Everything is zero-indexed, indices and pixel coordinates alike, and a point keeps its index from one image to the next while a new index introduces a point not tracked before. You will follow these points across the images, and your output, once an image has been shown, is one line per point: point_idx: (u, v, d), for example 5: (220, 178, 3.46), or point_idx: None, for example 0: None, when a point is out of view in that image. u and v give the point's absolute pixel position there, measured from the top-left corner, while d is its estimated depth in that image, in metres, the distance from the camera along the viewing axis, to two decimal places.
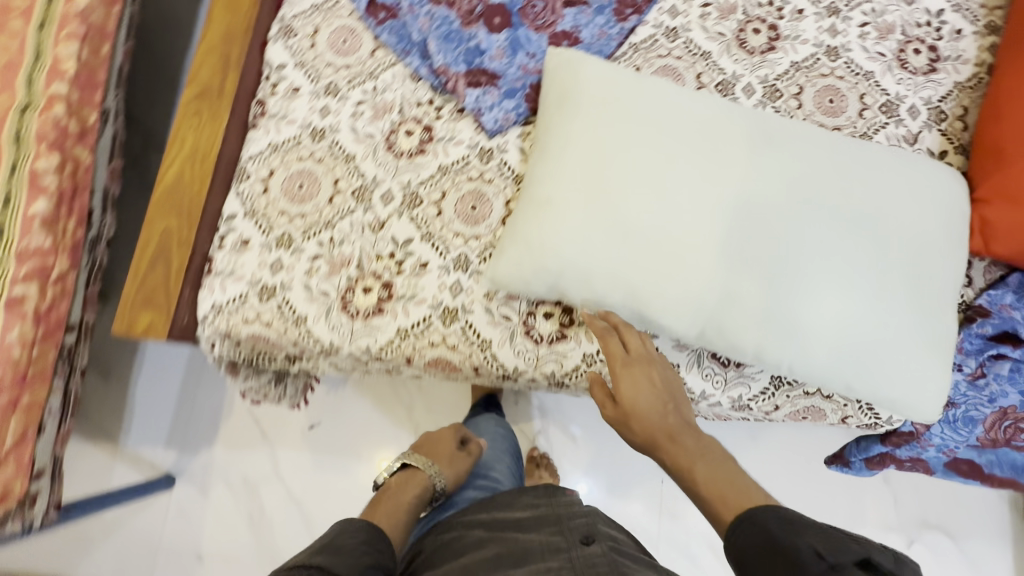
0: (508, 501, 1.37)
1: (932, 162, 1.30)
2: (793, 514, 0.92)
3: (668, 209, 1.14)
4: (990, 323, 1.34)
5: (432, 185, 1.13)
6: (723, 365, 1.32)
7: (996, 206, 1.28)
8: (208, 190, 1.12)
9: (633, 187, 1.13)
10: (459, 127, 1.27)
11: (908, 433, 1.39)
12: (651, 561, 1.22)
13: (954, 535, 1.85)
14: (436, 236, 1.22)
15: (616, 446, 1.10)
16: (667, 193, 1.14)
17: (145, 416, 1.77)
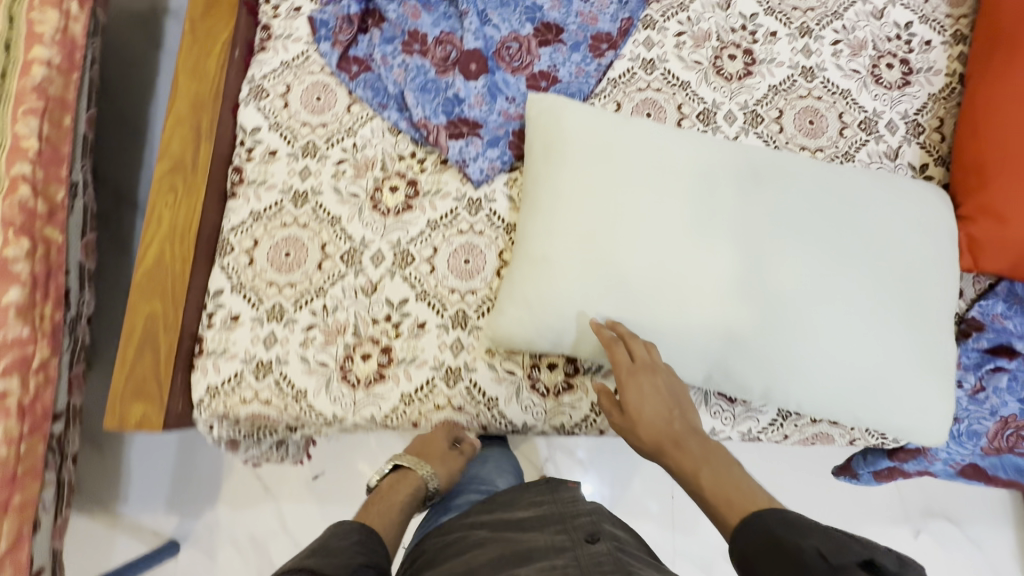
0: (494, 499, 0.96)
1: (915, 182, 0.92)
2: (794, 513, 0.65)
3: (638, 239, 0.83)
4: (983, 335, 0.91)
5: (264, 234, 0.96)
6: (730, 401, 0.91)
7: (984, 224, 0.87)
8: (56, 257, 1.04)
9: (566, 215, 0.84)
10: (284, 157, 0.99)
11: (913, 454, 0.95)
12: (656, 559, 0.84)
13: (960, 521, 1.52)
14: (262, 277, 0.94)
15: (445, 478, 0.98)
16: (602, 219, 0.84)
17: (135, 484, 1.39)
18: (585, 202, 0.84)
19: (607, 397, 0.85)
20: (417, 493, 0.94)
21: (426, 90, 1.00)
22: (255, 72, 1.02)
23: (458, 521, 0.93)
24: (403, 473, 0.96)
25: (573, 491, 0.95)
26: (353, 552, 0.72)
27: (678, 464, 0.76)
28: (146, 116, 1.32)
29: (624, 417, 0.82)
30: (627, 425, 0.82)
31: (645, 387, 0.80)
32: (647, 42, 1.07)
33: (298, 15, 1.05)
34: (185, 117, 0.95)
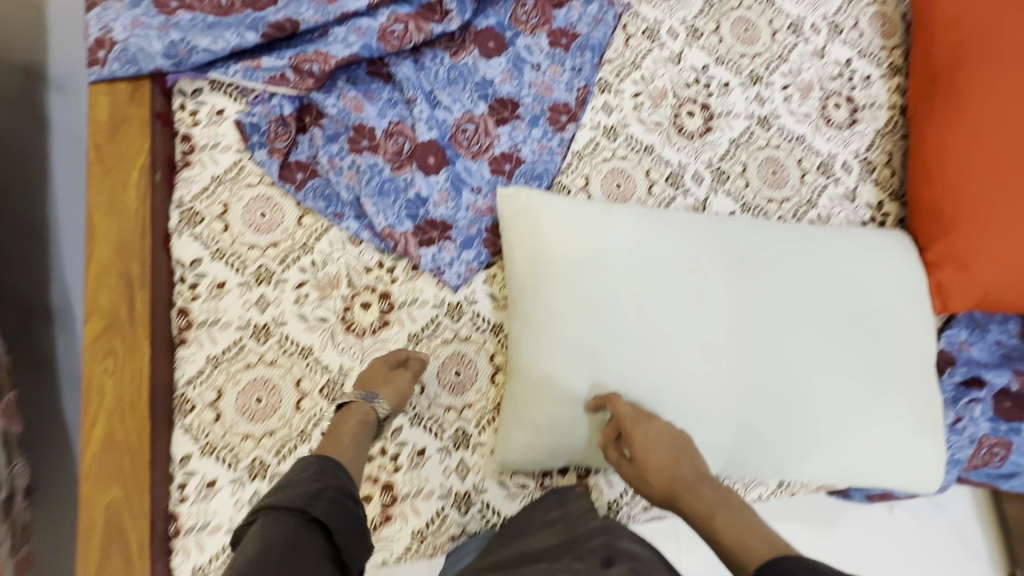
0: (507, 531, 0.82)
1: (881, 234, 0.97)
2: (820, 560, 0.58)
3: (640, 348, 0.82)
4: (956, 370, 0.97)
5: (227, 381, 0.86)
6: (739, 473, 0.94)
7: (948, 271, 0.93)
8: None
9: (564, 333, 0.82)
10: (235, 288, 0.89)
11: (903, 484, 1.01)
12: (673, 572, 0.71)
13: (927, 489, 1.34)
14: (235, 431, 0.85)
15: (396, 401, 0.83)
16: (602, 332, 0.82)
17: None
18: (582, 314, 0.82)
19: (615, 446, 0.81)
20: (367, 421, 0.80)
21: (384, 193, 0.92)
22: (183, 193, 0.90)
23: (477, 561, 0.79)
24: (349, 411, 0.80)
25: (587, 503, 0.82)
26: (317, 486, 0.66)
27: (693, 510, 0.72)
28: (48, 220, 1.09)
29: (634, 467, 0.78)
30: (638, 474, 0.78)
31: (651, 433, 0.77)
32: (606, 107, 1.03)
33: (222, 119, 0.93)
34: (111, 263, 0.81)
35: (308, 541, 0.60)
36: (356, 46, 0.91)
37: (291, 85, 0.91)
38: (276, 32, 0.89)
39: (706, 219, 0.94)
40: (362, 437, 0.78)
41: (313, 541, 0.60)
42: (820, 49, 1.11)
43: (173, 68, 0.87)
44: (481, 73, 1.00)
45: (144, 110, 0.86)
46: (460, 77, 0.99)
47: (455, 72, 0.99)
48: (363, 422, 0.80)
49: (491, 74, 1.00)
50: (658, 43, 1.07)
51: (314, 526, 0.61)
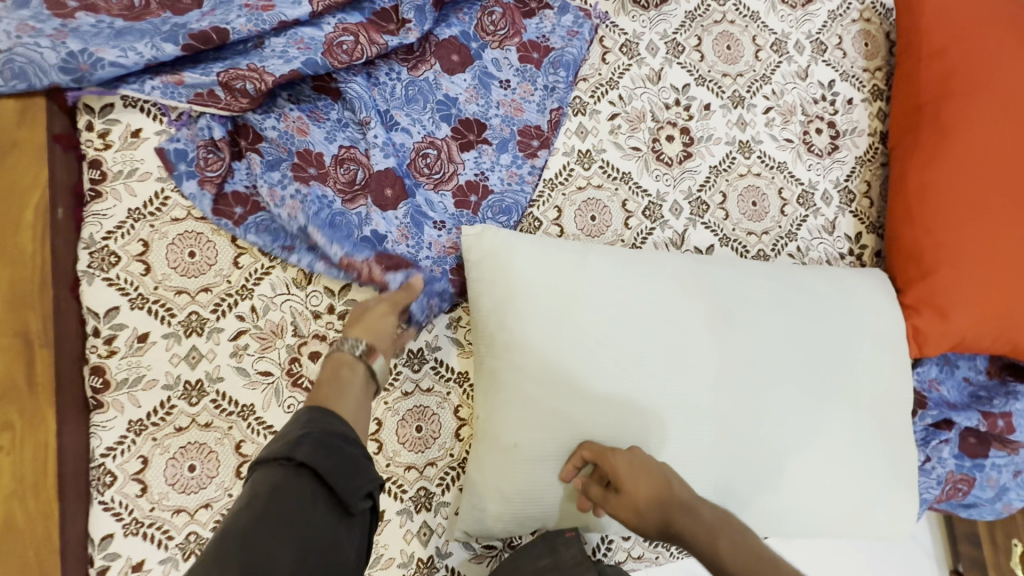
0: None
1: (858, 272, 0.94)
2: None
3: (617, 411, 0.76)
4: (928, 413, 0.96)
5: (154, 448, 0.76)
6: None
7: (927, 315, 0.90)
8: None
9: (534, 396, 0.75)
10: (161, 340, 0.78)
11: None
12: None
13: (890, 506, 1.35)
14: (164, 504, 0.75)
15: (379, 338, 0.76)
16: (575, 395, 0.76)
17: None
18: (557, 375, 0.75)
19: (594, 482, 0.76)
20: (352, 364, 0.73)
21: (335, 225, 0.81)
22: (93, 231, 0.78)
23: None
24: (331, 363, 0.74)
25: (579, 551, 0.77)
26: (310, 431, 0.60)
27: (689, 532, 0.68)
28: None
29: (620, 498, 0.73)
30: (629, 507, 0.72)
31: (634, 461, 0.73)
32: (580, 130, 0.95)
33: (139, 141, 0.81)
34: (3, 321, 0.69)
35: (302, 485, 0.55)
36: (297, 63, 0.79)
37: (221, 104, 0.80)
38: (200, 43, 0.77)
39: (686, 261, 0.87)
40: (351, 382, 0.71)
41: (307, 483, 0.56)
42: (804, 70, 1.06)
43: (74, 84, 0.75)
44: (444, 90, 0.90)
45: (38, 132, 0.74)
46: (418, 94, 0.88)
47: (414, 89, 0.88)
48: (344, 366, 0.73)
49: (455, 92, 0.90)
50: (637, 59, 0.99)
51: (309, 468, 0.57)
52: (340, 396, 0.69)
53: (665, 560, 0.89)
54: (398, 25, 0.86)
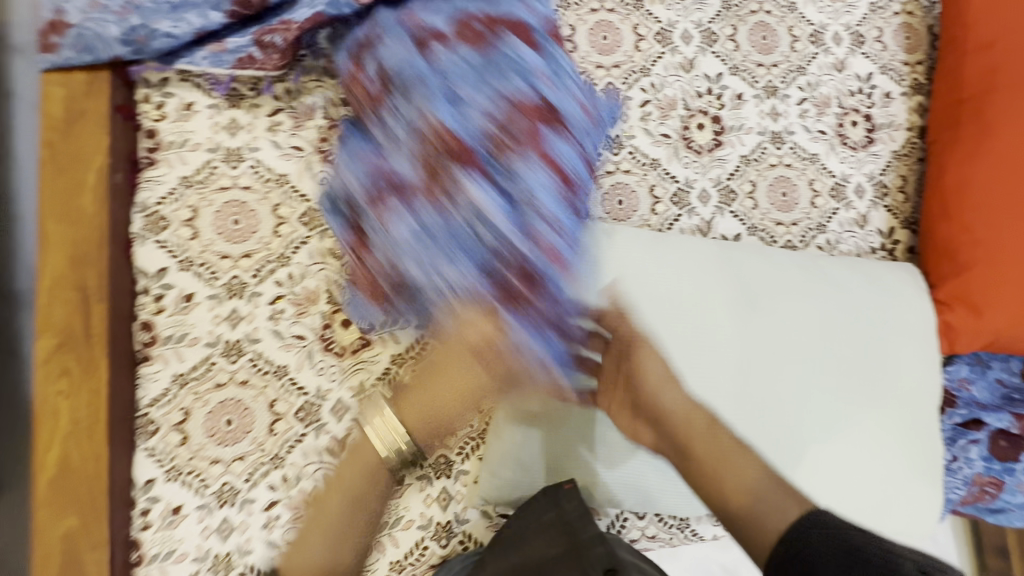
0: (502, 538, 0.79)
1: (884, 266, 0.93)
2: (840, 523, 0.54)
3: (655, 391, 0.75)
4: (955, 411, 0.95)
5: (195, 402, 0.80)
6: None
7: (959, 312, 0.89)
8: None
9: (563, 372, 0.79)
10: (205, 301, 0.82)
11: None
12: None
13: None
14: (203, 454, 0.80)
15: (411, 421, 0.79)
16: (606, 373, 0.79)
17: None
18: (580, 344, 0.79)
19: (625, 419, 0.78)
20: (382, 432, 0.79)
21: (456, 251, 0.77)
22: (148, 196, 0.83)
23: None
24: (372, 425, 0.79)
25: (581, 503, 0.75)
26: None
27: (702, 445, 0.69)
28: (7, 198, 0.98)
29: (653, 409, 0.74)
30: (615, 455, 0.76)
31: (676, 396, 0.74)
32: (610, 116, 0.96)
33: (192, 114, 0.86)
34: (65, 276, 0.75)
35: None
36: (320, 5, 0.81)
37: (256, 65, 0.84)
38: (242, 9, 0.80)
39: (712, 245, 0.88)
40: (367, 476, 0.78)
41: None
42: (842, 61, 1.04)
43: (133, 55, 0.80)
44: (524, 60, 0.83)
45: (102, 102, 0.79)
46: (492, 80, 0.81)
47: (493, 63, 0.82)
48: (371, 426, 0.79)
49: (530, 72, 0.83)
50: (671, 47, 1.00)
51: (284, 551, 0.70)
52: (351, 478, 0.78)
53: (679, 542, 0.90)
54: (467, 35, 0.82)
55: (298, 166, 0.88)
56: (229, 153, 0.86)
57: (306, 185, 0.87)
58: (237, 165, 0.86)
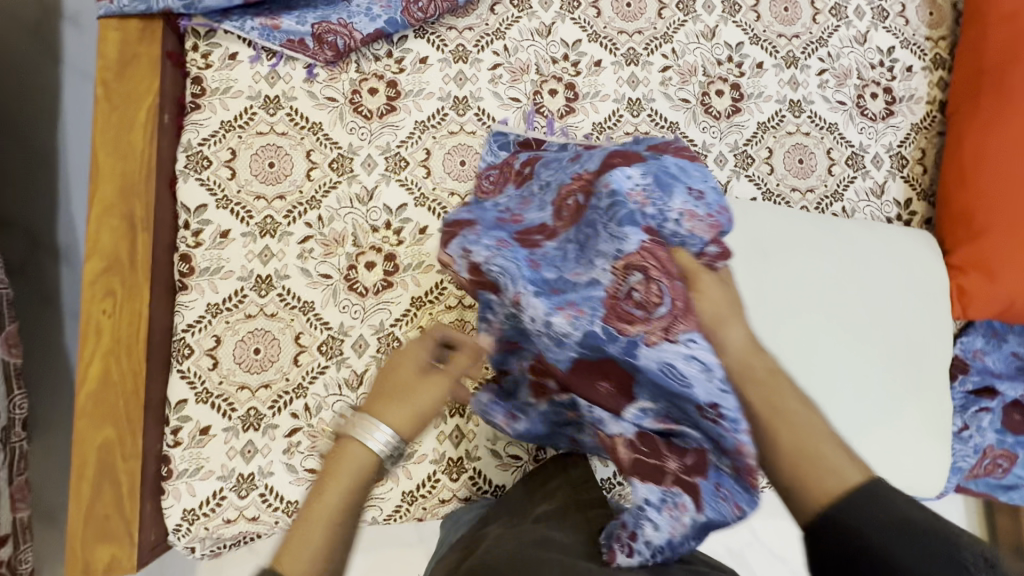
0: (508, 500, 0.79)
1: (896, 229, 0.93)
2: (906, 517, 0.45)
3: None
4: (969, 378, 0.94)
5: (226, 331, 0.85)
6: None
7: (974, 276, 0.89)
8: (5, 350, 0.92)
9: None
10: (240, 238, 0.87)
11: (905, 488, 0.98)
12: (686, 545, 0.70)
13: None
14: (232, 380, 0.84)
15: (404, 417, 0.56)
16: None
17: None
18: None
19: None
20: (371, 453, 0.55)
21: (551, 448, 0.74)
22: (191, 137, 0.88)
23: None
24: (339, 446, 0.55)
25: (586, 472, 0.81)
26: None
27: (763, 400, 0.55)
28: (62, 159, 1.13)
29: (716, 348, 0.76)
30: (431, 392, 0.58)
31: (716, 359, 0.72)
32: (631, 80, 0.99)
33: (235, 63, 0.90)
34: (115, 206, 0.82)
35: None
36: (380, 22, 0.91)
37: (308, 52, 0.91)
38: None
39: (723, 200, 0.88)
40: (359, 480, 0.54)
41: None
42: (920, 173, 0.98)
43: (184, 9, 0.86)
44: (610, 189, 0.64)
45: (155, 48, 0.85)
46: (578, 235, 0.67)
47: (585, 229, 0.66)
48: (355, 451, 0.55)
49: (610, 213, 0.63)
50: (692, 16, 1.02)
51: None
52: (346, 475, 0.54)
53: None
54: (566, 213, 0.70)
55: (331, 115, 0.92)
56: (267, 100, 0.91)
57: (337, 134, 0.92)
58: (274, 112, 0.91)
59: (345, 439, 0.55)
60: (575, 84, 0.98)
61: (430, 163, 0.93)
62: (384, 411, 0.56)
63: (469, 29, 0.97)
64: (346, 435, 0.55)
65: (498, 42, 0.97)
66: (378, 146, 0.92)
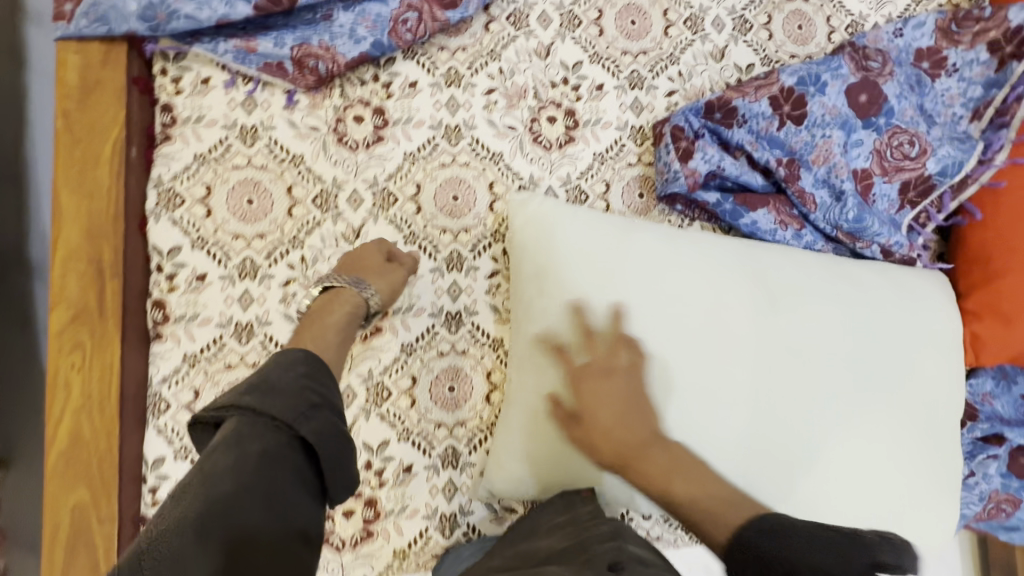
0: (520, 533, 0.76)
1: (920, 275, 0.87)
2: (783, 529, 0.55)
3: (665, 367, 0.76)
4: (977, 426, 0.91)
5: (205, 381, 0.80)
6: None
7: (989, 323, 0.84)
8: None
9: (595, 328, 0.76)
10: (217, 281, 0.81)
11: None
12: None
13: None
14: None
15: (387, 290, 0.79)
16: (621, 351, 0.76)
17: None
18: (610, 313, 0.77)
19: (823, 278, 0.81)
20: (354, 314, 0.75)
21: (815, 125, 0.86)
22: (162, 172, 0.81)
23: (274, 374, 0.60)
24: (333, 294, 0.76)
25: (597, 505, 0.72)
26: (295, 390, 0.59)
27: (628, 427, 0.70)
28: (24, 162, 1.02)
29: (581, 429, 0.73)
30: (397, 276, 0.80)
31: (600, 389, 0.73)
32: (635, 105, 0.93)
33: (208, 89, 0.83)
34: (78, 249, 0.75)
35: (211, 505, 0.50)
36: (365, 46, 0.83)
37: (288, 77, 0.84)
38: (271, 5, 0.79)
39: (722, 245, 0.84)
40: (349, 325, 0.75)
41: (236, 497, 0.51)
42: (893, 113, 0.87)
43: (149, 33, 0.77)
44: None
45: (119, 75, 0.78)
46: None
47: None
48: (337, 301, 0.75)
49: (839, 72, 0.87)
50: (701, 34, 0.95)
51: (231, 403, 0.58)
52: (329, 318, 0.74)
53: (684, 544, 0.89)
54: None
55: (314, 147, 0.85)
56: (244, 131, 0.84)
57: (321, 167, 0.85)
58: (252, 144, 0.84)
59: (337, 288, 0.77)
60: (575, 110, 0.92)
61: (421, 197, 0.87)
62: (365, 278, 0.78)
63: (462, 50, 0.89)
64: (338, 286, 0.77)
65: (493, 64, 0.90)
66: (364, 181, 0.86)
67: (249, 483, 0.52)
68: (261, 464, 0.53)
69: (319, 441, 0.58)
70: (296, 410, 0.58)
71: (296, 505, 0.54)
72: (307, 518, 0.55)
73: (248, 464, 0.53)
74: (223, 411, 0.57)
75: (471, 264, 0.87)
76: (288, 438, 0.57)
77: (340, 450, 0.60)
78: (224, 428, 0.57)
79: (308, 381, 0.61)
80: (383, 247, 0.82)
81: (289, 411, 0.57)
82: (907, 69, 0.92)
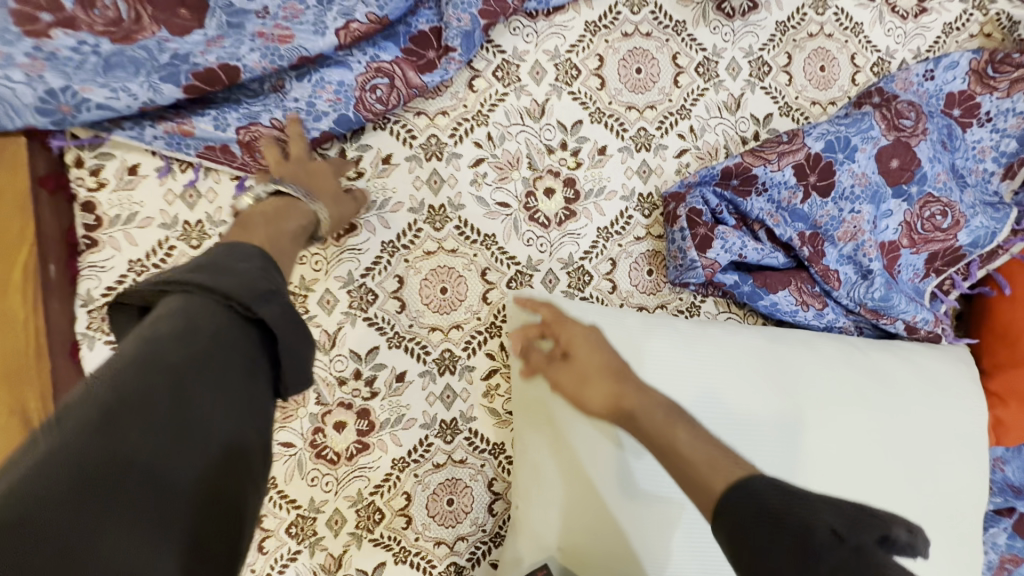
0: None
1: (943, 363, 0.81)
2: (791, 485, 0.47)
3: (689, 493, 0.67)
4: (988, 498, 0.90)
5: None
6: None
7: (1014, 409, 0.80)
8: None
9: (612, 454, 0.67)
10: None
11: None
12: None
13: None
14: None
15: (336, 214, 0.67)
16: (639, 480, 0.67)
17: None
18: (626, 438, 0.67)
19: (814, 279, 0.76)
20: (306, 228, 0.63)
21: (843, 197, 0.78)
22: (91, 285, 0.67)
23: (224, 257, 0.47)
24: (281, 203, 0.63)
25: None
26: (257, 274, 0.47)
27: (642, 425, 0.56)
28: None
29: (569, 368, 0.62)
30: (348, 205, 0.69)
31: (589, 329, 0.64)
32: (643, 169, 0.82)
33: (138, 180, 0.69)
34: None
35: (155, 387, 0.38)
36: (327, 124, 0.71)
37: (235, 163, 0.70)
38: (204, 83, 0.65)
39: (746, 343, 0.75)
40: (298, 242, 0.62)
41: (183, 382, 0.40)
42: (920, 176, 0.79)
43: (55, 127, 0.63)
44: None
45: (21, 180, 0.63)
46: None
47: None
48: (287, 208, 0.62)
49: (868, 139, 0.78)
50: (714, 81, 0.84)
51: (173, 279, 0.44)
52: (277, 224, 0.60)
53: None
54: None
55: None
56: (188, 229, 0.70)
57: None
58: (198, 244, 0.70)
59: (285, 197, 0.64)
60: (575, 179, 0.80)
61: (405, 293, 0.76)
62: (318, 192, 0.66)
63: (442, 115, 0.76)
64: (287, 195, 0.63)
65: (480, 130, 0.77)
66: (337, 278, 0.74)
67: (195, 363, 0.41)
68: (213, 348, 0.42)
69: (282, 326, 0.46)
70: (255, 289, 0.45)
71: (258, 394, 0.45)
72: (266, 407, 0.46)
73: (196, 342, 0.41)
74: (163, 285, 0.43)
75: (465, 364, 0.78)
76: (237, 318, 0.44)
77: (302, 342, 0.48)
78: (163, 304, 0.43)
79: (268, 275, 0.48)
80: (342, 167, 0.72)
81: (249, 290, 0.45)
82: (940, 119, 0.83)
